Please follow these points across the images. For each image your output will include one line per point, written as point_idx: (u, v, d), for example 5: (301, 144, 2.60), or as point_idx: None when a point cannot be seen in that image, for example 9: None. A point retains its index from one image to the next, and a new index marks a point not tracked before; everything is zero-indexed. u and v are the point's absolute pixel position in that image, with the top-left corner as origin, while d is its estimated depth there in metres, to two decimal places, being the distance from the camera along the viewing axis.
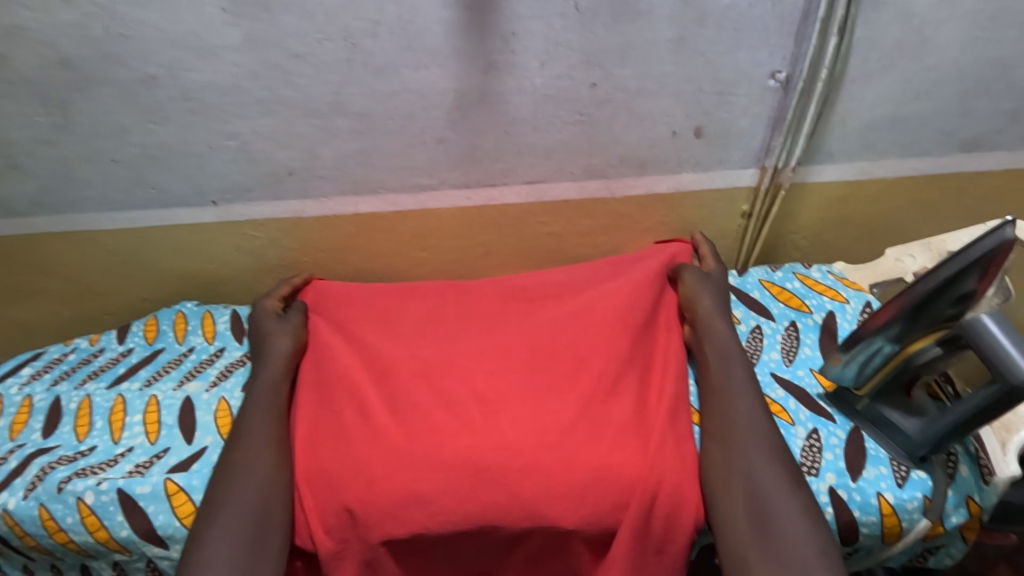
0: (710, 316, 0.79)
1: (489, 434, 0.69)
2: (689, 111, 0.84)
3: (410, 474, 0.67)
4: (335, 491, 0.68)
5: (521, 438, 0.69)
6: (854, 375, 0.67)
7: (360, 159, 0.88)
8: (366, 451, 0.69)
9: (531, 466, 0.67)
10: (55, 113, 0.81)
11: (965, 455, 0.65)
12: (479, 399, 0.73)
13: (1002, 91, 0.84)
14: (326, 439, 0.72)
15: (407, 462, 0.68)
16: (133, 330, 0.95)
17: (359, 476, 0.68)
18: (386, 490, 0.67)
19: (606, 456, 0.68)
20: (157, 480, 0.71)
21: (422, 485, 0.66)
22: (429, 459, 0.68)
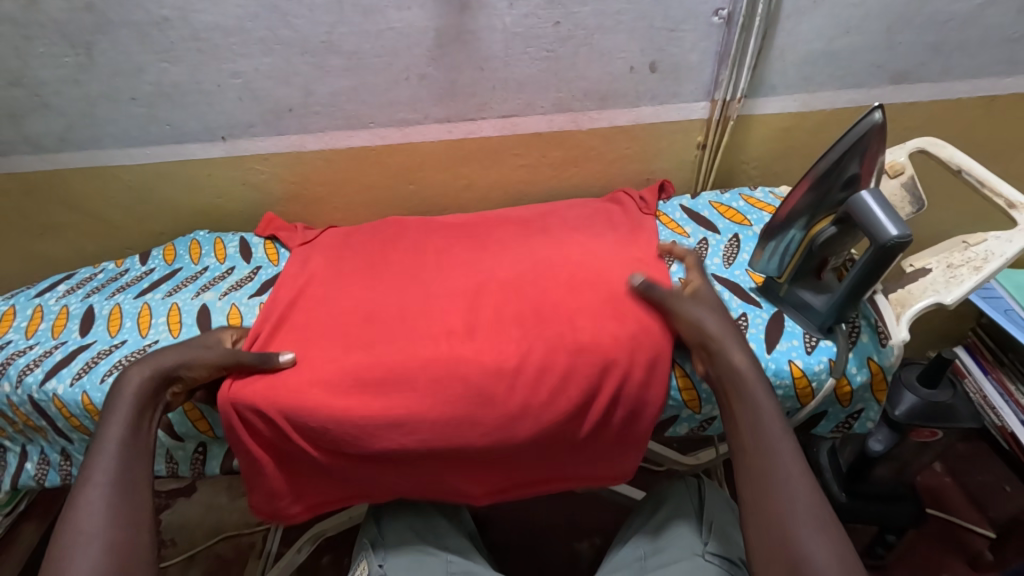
0: (724, 339, 0.73)
1: (453, 360, 0.78)
2: (644, 47, 0.95)
3: (387, 399, 0.76)
4: (308, 411, 0.75)
5: (485, 367, 0.77)
6: (776, 265, 0.78)
7: (352, 96, 0.98)
8: (342, 376, 0.78)
9: (491, 384, 0.76)
10: (80, 54, 0.92)
11: (866, 326, 0.76)
12: (448, 331, 0.82)
13: (922, 26, 0.94)
14: (308, 357, 0.81)
15: (384, 388, 0.77)
16: (154, 254, 1.07)
17: (338, 398, 0.76)
18: (367, 413, 0.75)
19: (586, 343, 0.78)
20: None
21: (398, 412, 0.76)
22: (404, 381, 0.77)
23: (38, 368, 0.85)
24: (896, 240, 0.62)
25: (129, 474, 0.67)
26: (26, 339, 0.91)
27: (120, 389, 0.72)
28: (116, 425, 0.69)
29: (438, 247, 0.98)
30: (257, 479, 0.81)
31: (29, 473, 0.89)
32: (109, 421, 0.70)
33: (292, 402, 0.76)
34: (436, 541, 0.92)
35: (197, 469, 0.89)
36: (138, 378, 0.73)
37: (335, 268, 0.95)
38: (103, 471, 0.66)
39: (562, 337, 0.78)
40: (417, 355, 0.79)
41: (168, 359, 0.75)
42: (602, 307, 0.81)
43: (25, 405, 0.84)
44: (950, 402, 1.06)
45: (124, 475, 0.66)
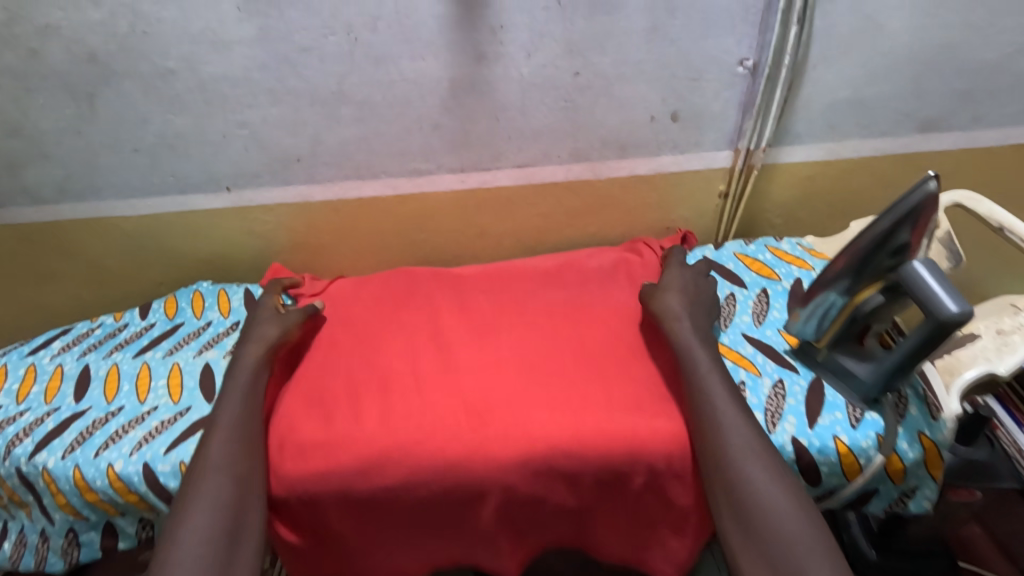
0: (687, 339, 0.76)
1: (472, 436, 0.73)
2: (665, 96, 0.91)
3: (408, 469, 0.72)
4: (330, 491, 0.73)
5: (512, 450, 0.72)
6: (814, 330, 0.73)
7: (363, 145, 0.95)
8: (353, 454, 0.73)
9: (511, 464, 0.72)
10: (81, 105, 0.89)
11: (913, 397, 0.71)
12: (468, 407, 0.76)
13: (953, 74, 0.91)
14: (316, 429, 0.76)
15: (400, 458, 0.72)
16: (154, 307, 1.00)
17: (358, 477, 0.72)
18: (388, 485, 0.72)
19: (624, 430, 0.72)
20: (175, 459, 0.74)
21: (416, 484, 0.72)
22: (417, 457, 0.72)
23: (27, 439, 0.79)
24: (957, 316, 0.57)
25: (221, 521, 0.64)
26: (16, 404, 0.85)
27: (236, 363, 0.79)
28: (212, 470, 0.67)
29: (453, 304, 0.93)
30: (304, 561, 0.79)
31: (5, 552, 0.84)
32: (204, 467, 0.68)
33: (314, 487, 0.72)
34: None
35: None
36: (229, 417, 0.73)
37: (348, 325, 0.91)
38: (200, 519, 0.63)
39: (600, 419, 0.73)
40: (442, 431, 0.74)
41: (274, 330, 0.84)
42: (642, 392, 0.77)
43: (13, 478, 0.79)
44: (987, 460, 1.01)
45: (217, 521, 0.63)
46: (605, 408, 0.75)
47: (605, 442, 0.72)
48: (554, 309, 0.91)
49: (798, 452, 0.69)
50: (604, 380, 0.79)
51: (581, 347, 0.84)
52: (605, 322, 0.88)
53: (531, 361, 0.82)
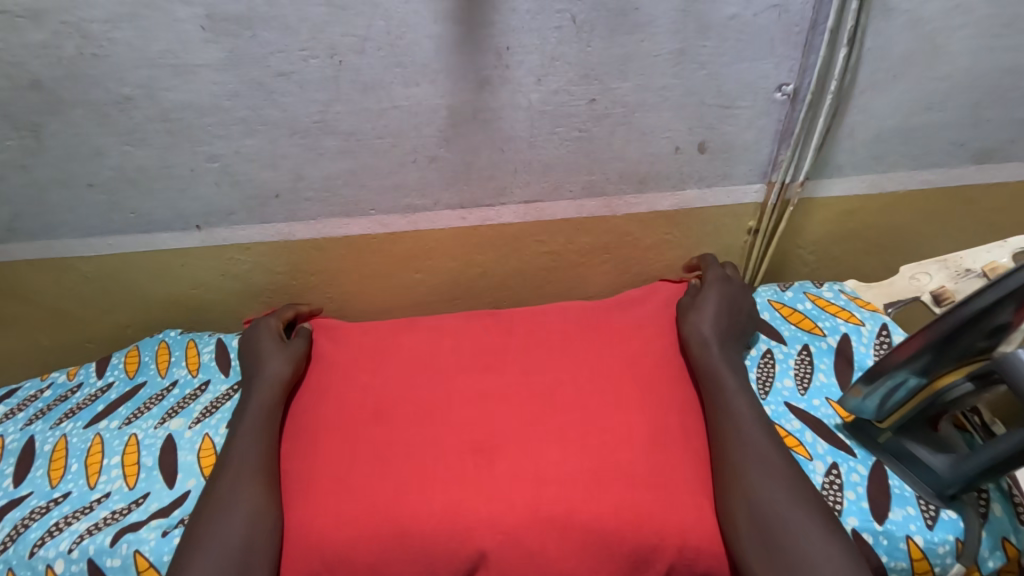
0: (714, 365, 0.72)
1: (489, 514, 0.64)
2: (692, 125, 0.81)
3: (416, 557, 0.63)
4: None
5: (541, 537, 0.62)
6: (875, 409, 0.63)
7: (349, 180, 0.84)
8: (353, 539, 0.63)
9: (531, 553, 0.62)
10: (26, 137, 0.78)
11: (995, 493, 0.61)
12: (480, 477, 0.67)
13: (1016, 101, 0.81)
14: (311, 507, 0.66)
15: (409, 543, 0.63)
16: (113, 362, 0.89)
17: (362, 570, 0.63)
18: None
19: (632, 513, 0.63)
20: (125, 551, 0.64)
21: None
22: (428, 543, 0.63)
23: None
24: None
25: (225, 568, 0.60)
26: None
27: (246, 409, 0.75)
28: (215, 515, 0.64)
29: (459, 328, 0.86)
30: None
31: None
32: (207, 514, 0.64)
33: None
34: None
35: None
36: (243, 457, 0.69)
37: (340, 367, 0.81)
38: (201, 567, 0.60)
39: (615, 490, 0.64)
40: (449, 498, 0.65)
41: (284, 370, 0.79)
42: (664, 443, 0.68)
43: None
44: None
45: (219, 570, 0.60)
46: (617, 482, 0.65)
47: (611, 521, 0.62)
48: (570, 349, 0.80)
49: (863, 552, 0.59)
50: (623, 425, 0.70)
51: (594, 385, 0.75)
52: (624, 364, 0.77)
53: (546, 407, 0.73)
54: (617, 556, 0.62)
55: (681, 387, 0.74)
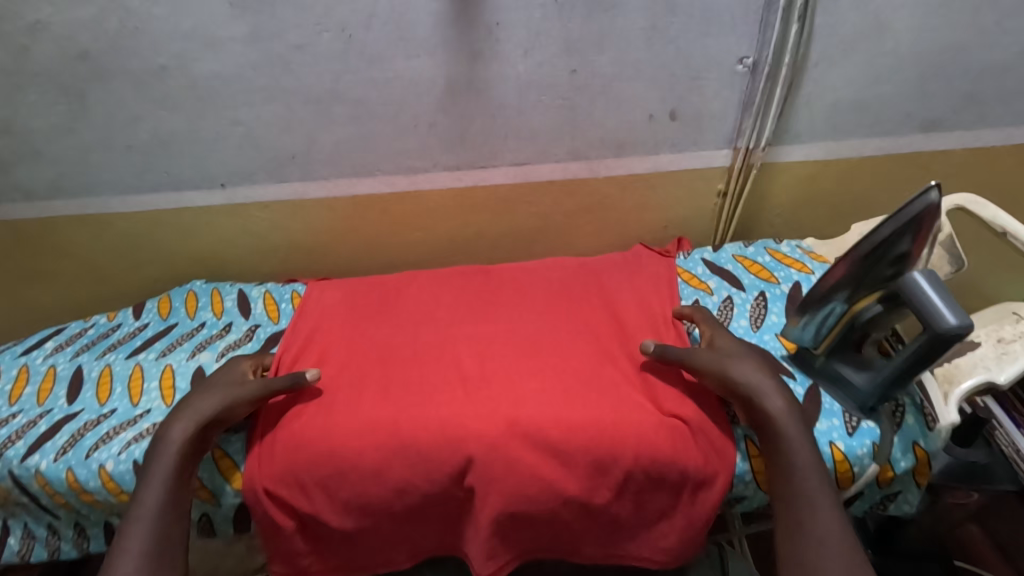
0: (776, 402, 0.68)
1: (476, 423, 0.74)
2: (663, 95, 0.90)
3: (414, 462, 0.74)
4: (337, 477, 0.74)
5: (518, 447, 0.73)
6: (813, 335, 0.73)
7: (357, 144, 0.94)
8: (362, 447, 0.74)
9: (514, 457, 0.73)
10: (73, 102, 0.88)
11: (911, 406, 0.70)
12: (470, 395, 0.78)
13: (958, 74, 0.89)
14: (318, 422, 0.77)
15: (408, 452, 0.74)
16: (147, 307, 1.00)
17: (368, 471, 0.74)
18: (399, 475, 0.74)
19: (631, 435, 0.73)
20: None
21: (424, 474, 0.74)
22: (423, 452, 0.74)
23: (20, 441, 0.79)
24: (956, 330, 0.56)
25: (163, 542, 0.66)
26: (9, 406, 0.85)
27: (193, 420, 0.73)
28: (154, 487, 0.69)
29: (456, 287, 0.96)
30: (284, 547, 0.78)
31: (13, 549, 0.84)
32: (147, 486, 0.69)
33: (325, 475, 0.74)
34: None
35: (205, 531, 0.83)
36: (178, 437, 0.72)
37: (349, 313, 0.93)
38: (142, 541, 0.66)
39: (588, 407, 0.75)
40: (445, 414, 0.76)
41: (209, 408, 0.74)
42: (632, 372, 0.80)
43: (6, 481, 0.78)
44: (986, 463, 1.03)
45: (159, 542, 0.66)
46: (593, 402, 0.76)
47: (595, 437, 0.73)
48: (576, 307, 0.91)
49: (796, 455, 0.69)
50: (593, 358, 0.82)
51: (573, 331, 0.87)
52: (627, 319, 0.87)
53: (531, 352, 0.84)
54: (585, 456, 0.73)
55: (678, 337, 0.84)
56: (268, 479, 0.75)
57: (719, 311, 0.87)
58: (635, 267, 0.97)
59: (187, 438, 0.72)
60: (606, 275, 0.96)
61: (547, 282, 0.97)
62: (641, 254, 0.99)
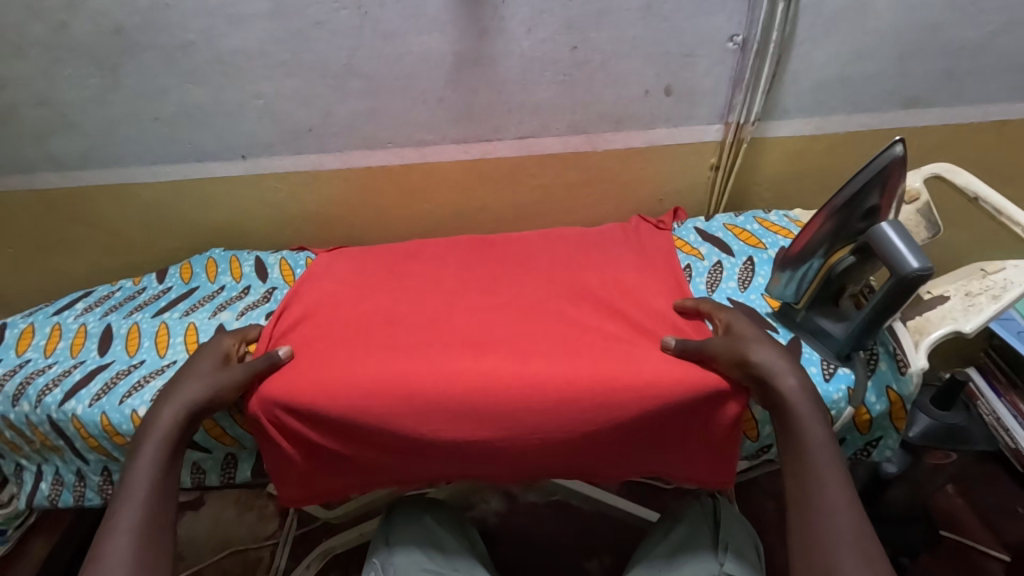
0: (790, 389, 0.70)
1: (480, 372, 0.79)
2: (659, 71, 0.96)
3: (414, 407, 0.78)
4: (337, 416, 0.79)
5: (515, 395, 0.77)
6: (794, 292, 0.78)
7: (370, 117, 1.00)
8: (366, 394, 0.78)
9: (516, 401, 0.77)
10: (106, 75, 0.94)
11: (884, 354, 0.76)
12: (475, 346, 0.83)
13: (936, 53, 0.95)
14: (326, 373, 0.81)
15: (408, 398, 0.78)
16: (170, 272, 1.07)
17: (371, 414, 0.78)
18: (400, 420, 0.78)
19: (636, 380, 0.77)
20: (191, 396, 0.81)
21: (427, 418, 0.78)
22: (425, 398, 0.78)
23: (56, 389, 0.85)
24: (918, 272, 0.62)
25: (153, 516, 0.67)
26: (45, 358, 0.91)
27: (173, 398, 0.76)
28: (141, 468, 0.70)
29: (459, 258, 1.02)
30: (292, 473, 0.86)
31: (43, 494, 0.88)
32: (135, 465, 0.71)
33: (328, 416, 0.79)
34: (446, 563, 0.87)
35: (227, 475, 0.91)
36: (167, 423, 0.74)
37: (363, 276, 1.00)
38: (131, 516, 0.66)
39: (590, 361, 0.80)
40: (442, 372, 0.80)
41: (198, 394, 0.77)
42: (633, 332, 0.85)
43: (43, 426, 0.84)
44: (964, 424, 1.08)
45: (149, 515, 0.67)
46: (596, 354, 0.81)
47: (600, 386, 0.77)
48: (575, 271, 0.97)
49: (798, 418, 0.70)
50: (591, 317, 0.88)
51: (571, 293, 0.93)
52: (624, 281, 0.93)
53: (533, 312, 0.89)
54: (588, 400, 0.77)
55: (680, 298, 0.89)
56: (273, 413, 0.80)
57: (709, 276, 0.93)
58: (629, 237, 1.02)
59: (171, 428, 0.74)
60: (602, 243, 1.02)
61: (547, 250, 1.02)
62: (637, 225, 1.05)
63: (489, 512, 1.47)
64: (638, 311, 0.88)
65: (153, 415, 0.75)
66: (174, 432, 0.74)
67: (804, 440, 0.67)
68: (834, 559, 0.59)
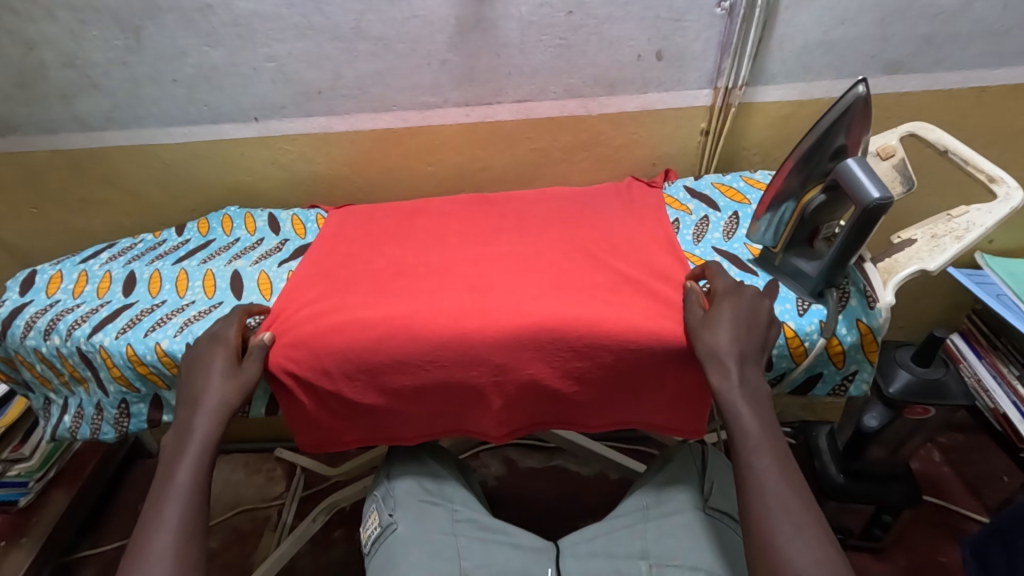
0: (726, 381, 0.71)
1: (476, 310, 0.84)
2: (650, 36, 1.01)
3: (411, 337, 0.82)
4: (340, 348, 0.82)
5: (506, 328, 0.81)
6: (772, 236, 0.86)
7: (376, 80, 1.05)
8: (370, 329, 0.83)
9: (508, 333, 0.81)
10: (129, 37, 1.00)
11: (856, 291, 0.81)
12: (472, 288, 0.89)
13: (914, 19, 1.00)
14: (339, 311, 0.86)
15: (407, 329, 0.82)
16: (188, 227, 1.13)
17: (373, 345, 0.82)
18: (402, 353, 0.82)
19: (614, 323, 0.80)
20: None
21: (427, 351, 0.82)
22: (423, 330, 0.82)
23: (85, 323, 0.91)
24: (878, 201, 0.69)
25: (199, 508, 0.72)
26: (73, 298, 0.97)
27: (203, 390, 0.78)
28: (193, 445, 0.75)
29: (461, 216, 1.07)
30: (307, 419, 0.89)
31: (66, 425, 0.94)
32: (183, 455, 0.75)
33: (331, 347, 0.83)
34: (440, 493, 0.93)
35: None
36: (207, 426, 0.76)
37: (371, 231, 1.06)
38: (181, 496, 0.71)
39: (577, 303, 0.84)
40: (446, 311, 0.84)
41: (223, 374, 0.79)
42: (622, 279, 0.89)
43: (73, 356, 0.90)
44: (942, 379, 1.11)
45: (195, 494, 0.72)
46: (583, 296, 0.85)
47: (584, 326, 0.80)
48: (570, 225, 1.02)
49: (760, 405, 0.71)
50: (581, 263, 0.93)
51: (566, 243, 0.98)
52: (617, 234, 0.98)
53: (527, 260, 0.95)
54: (569, 346, 0.81)
55: (673, 254, 0.93)
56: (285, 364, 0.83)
57: (696, 227, 0.99)
58: (620, 196, 1.08)
59: (213, 425, 0.77)
60: (595, 200, 1.08)
61: (545, 208, 1.08)
62: (628, 188, 1.10)
63: (488, 475, 1.54)
64: (622, 259, 0.93)
65: (194, 400, 0.78)
66: (216, 426, 0.77)
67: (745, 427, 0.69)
68: (772, 536, 0.63)
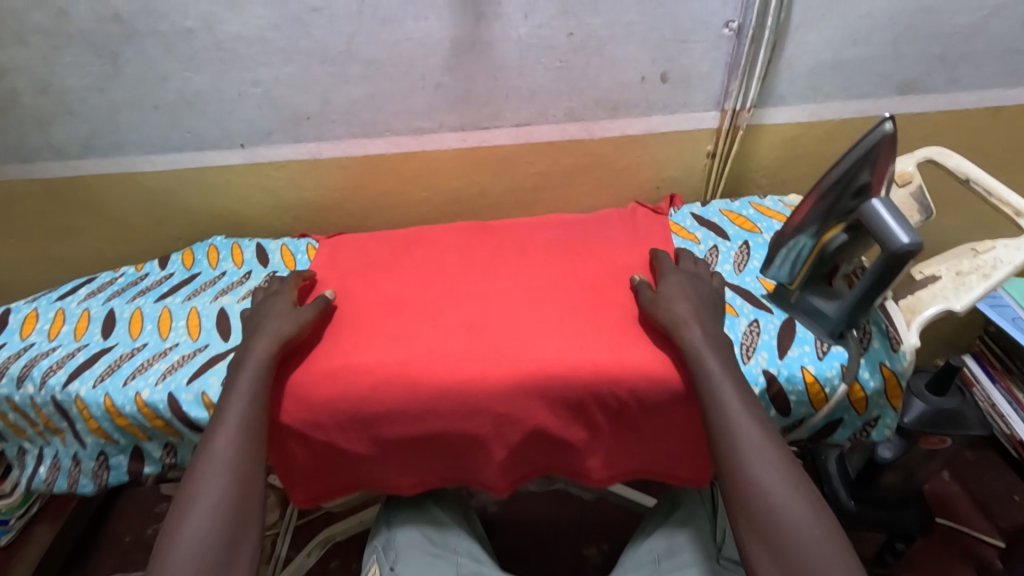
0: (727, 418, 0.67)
1: (477, 354, 0.79)
2: (654, 57, 0.97)
3: (408, 385, 0.77)
4: (334, 398, 0.78)
5: (508, 374, 0.76)
6: (788, 273, 0.82)
7: (368, 104, 1.00)
8: (365, 377, 0.78)
9: (511, 381, 0.76)
10: (106, 63, 0.95)
11: (877, 332, 0.77)
12: (472, 328, 0.84)
13: (929, 37, 0.96)
14: (331, 354, 0.81)
15: (404, 376, 0.77)
16: (172, 258, 1.08)
17: (367, 394, 0.77)
18: (398, 403, 0.77)
19: (615, 365, 0.76)
20: (197, 389, 0.80)
21: (425, 401, 0.77)
22: (420, 378, 0.77)
23: (61, 370, 0.86)
24: (907, 247, 0.65)
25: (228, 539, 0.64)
26: (48, 341, 0.92)
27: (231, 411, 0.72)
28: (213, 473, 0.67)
29: (458, 245, 1.03)
30: (291, 463, 0.83)
31: (42, 477, 0.89)
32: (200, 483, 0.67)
33: (324, 396, 0.78)
34: (445, 544, 0.89)
35: None
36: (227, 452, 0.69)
37: (365, 262, 1.01)
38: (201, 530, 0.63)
39: (580, 344, 0.79)
40: (445, 357, 0.79)
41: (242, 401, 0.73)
42: (627, 314, 0.84)
43: (48, 406, 0.85)
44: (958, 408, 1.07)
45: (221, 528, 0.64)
46: (587, 335, 0.81)
47: (588, 370, 0.76)
48: (573, 255, 0.98)
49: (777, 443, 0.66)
50: (584, 297, 0.88)
51: (568, 275, 0.94)
52: (621, 266, 0.94)
53: (528, 295, 0.90)
54: (570, 390, 0.76)
55: None
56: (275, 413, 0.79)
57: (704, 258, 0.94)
58: (624, 223, 1.03)
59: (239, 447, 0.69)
60: (598, 228, 1.03)
61: (546, 237, 1.03)
62: (632, 215, 1.05)
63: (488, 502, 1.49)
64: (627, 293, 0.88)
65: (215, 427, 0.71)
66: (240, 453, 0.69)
67: (751, 470, 0.64)
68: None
